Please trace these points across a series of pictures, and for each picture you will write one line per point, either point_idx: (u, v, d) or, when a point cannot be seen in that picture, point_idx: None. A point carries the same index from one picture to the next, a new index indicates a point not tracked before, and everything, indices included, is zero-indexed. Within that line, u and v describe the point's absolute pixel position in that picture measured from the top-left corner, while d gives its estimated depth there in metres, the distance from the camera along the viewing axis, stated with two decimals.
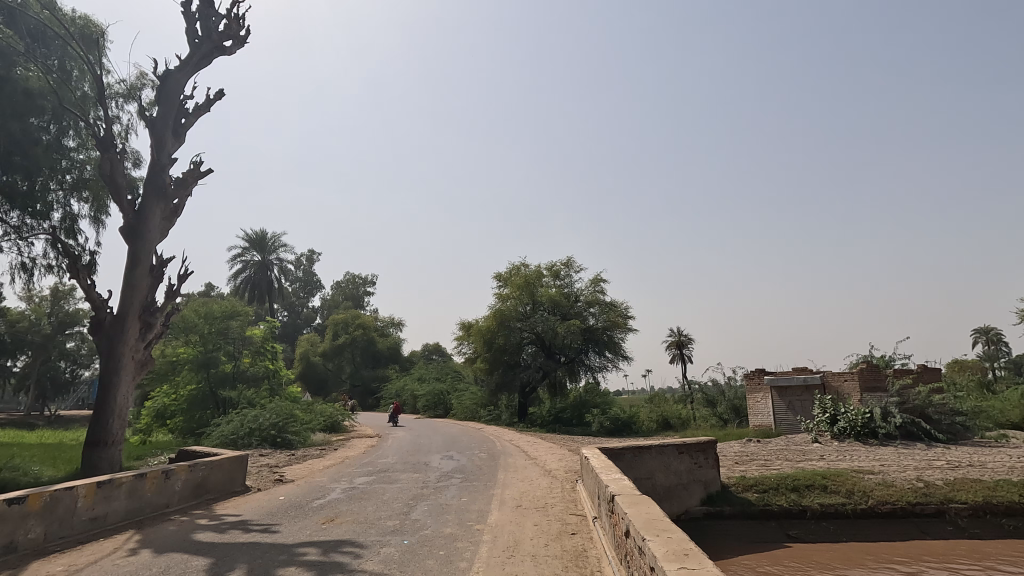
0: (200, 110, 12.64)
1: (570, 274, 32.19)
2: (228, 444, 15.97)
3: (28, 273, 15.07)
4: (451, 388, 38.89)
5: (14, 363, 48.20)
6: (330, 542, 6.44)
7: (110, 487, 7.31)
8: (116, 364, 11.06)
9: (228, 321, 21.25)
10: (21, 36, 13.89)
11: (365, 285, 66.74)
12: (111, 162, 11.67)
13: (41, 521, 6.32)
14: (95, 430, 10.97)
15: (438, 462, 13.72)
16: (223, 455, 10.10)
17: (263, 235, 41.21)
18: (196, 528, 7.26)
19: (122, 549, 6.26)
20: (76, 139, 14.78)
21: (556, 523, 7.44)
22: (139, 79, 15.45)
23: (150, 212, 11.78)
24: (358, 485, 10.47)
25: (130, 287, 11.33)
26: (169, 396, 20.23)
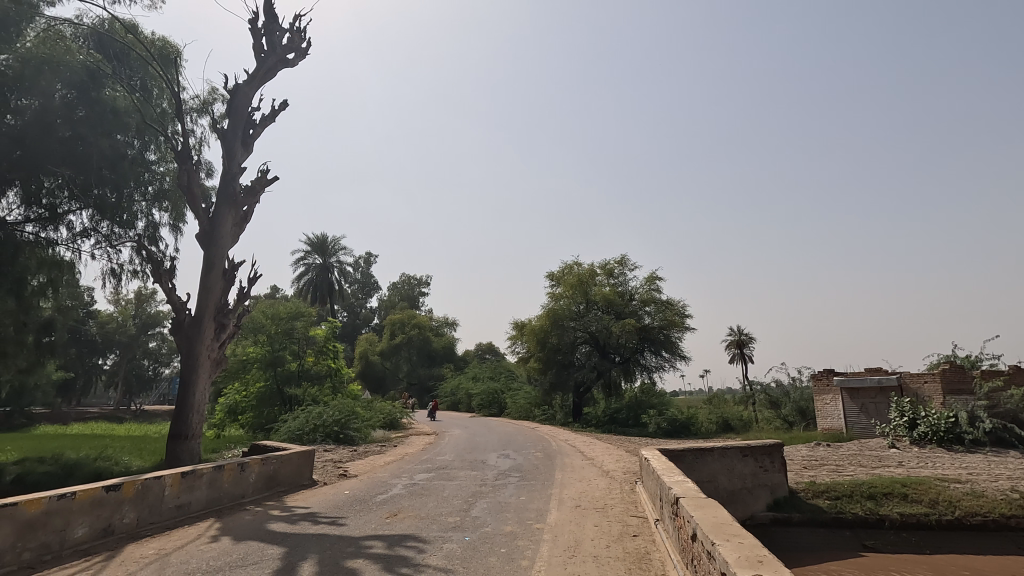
0: (266, 120, 13.27)
1: (624, 273, 31.79)
2: (294, 439, 16.70)
3: (117, 278, 16.33)
4: (505, 388, 39.14)
5: (104, 361, 52.36)
6: (395, 536, 6.62)
7: (193, 477, 7.80)
8: (195, 363, 11.81)
9: (292, 322, 22.28)
10: (110, 61, 15.22)
11: (420, 286, 68.16)
12: (188, 173, 12.45)
13: (134, 507, 6.82)
14: (177, 424, 11.74)
15: (495, 460, 13.84)
16: (291, 449, 10.57)
17: (324, 238, 42.89)
18: (269, 518, 7.63)
19: (204, 535, 6.67)
20: (156, 152, 16.07)
21: (617, 524, 7.34)
22: (211, 94, 16.44)
23: (223, 218, 12.49)
24: (419, 482, 10.71)
25: (206, 290, 12.05)
26: (240, 393, 21.41)
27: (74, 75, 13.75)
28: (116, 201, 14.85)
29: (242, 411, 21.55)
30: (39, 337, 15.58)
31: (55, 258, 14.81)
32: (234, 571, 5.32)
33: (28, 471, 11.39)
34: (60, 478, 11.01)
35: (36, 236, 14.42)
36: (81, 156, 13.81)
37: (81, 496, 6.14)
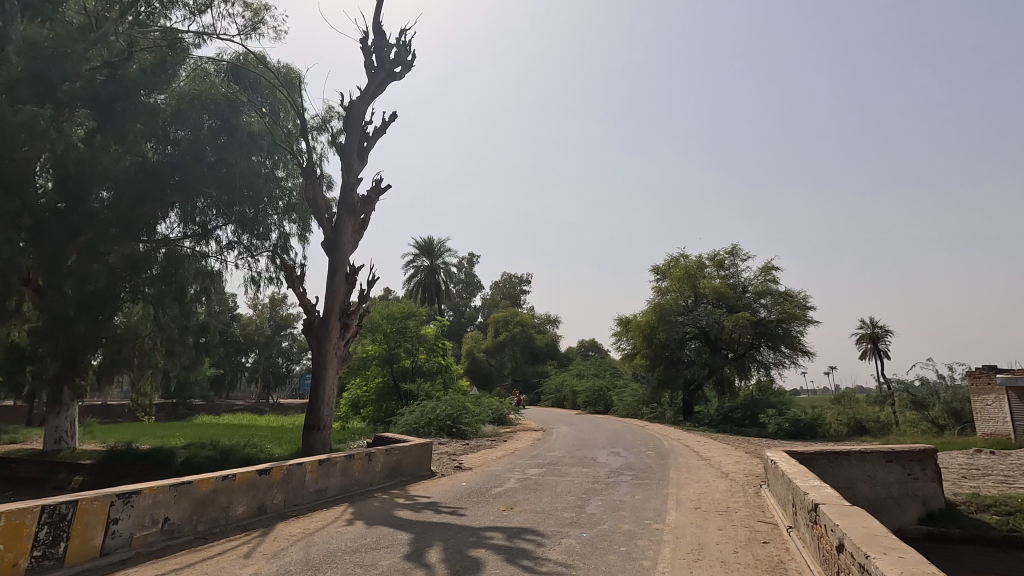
0: (378, 132, 14.11)
1: (736, 263, 30.10)
2: (412, 432, 17.66)
3: (256, 285, 18.26)
4: (610, 385, 38.58)
5: (247, 359, 58.97)
6: (513, 529, 6.74)
7: (329, 464, 8.50)
8: (324, 360, 12.89)
9: (406, 321, 23.63)
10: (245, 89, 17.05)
11: (521, 284, 69.14)
12: (313, 186, 13.54)
13: (282, 490, 7.57)
14: (311, 416, 12.86)
15: (606, 458, 13.67)
16: (411, 441, 11.19)
17: (431, 241, 44.92)
18: (395, 506, 8.12)
19: (341, 519, 7.24)
20: (285, 169, 17.43)
21: (744, 529, 6.91)
22: (329, 112, 17.83)
23: (344, 226, 13.50)
24: (531, 477, 10.85)
25: (331, 293, 13.10)
26: (361, 388, 23.03)
27: (217, 105, 15.56)
28: (254, 215, 16.44)
29: (363, 405, 23.17)
30: (198, 339, 17.95)
31: (207, 269, 17.04)
32: (369, 553, 5.70)
33: (194, 455, 13.08)
34: (219, 462, 12.52)
35: (192, 250, 16.56)
36: (225, 176, 15.58)
37: (240, 477, 6.94)
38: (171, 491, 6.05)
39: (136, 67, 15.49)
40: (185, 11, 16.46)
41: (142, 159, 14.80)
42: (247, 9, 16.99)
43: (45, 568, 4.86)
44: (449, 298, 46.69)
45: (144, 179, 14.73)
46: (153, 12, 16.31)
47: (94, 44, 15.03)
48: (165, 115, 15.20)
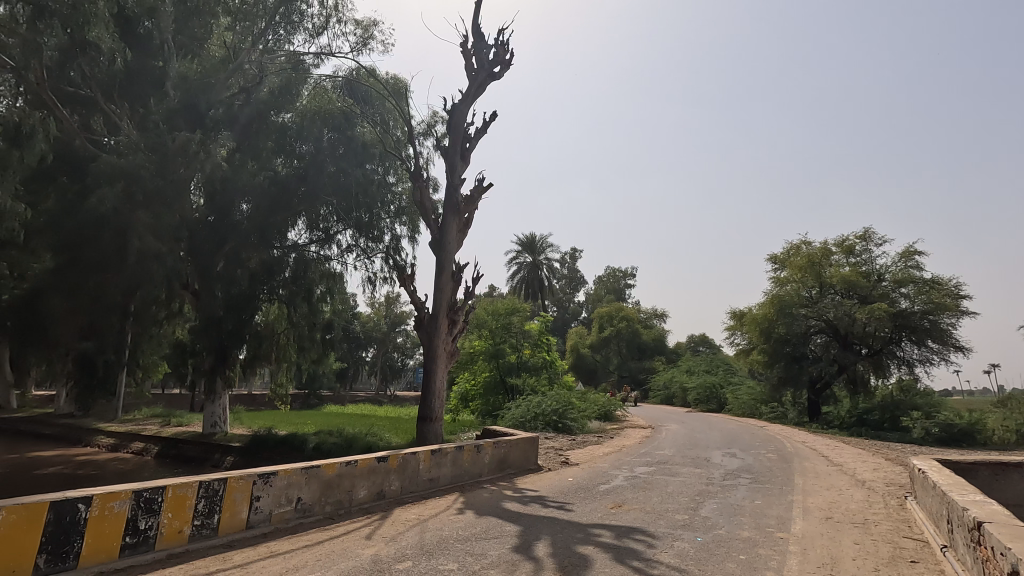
0: (480, 133, 14.45)
1: (869, 249, 27.15)
2: (518, 426, 17.94)
3: (373, 285, 19.55)
4: (724, 382, 36.46)
5: (366, 353, 63.58)
6: (622, 527, 6.58)
7: (441, 455, 8.84)
8: (434, 354, 13.48)
9: (511, 317, 24.09)
10: (359, 103, 18.33)
11: (625, 278, 67.56)
12: (420, 189, 14.10)
13: (398, 477, 8.01)
14: (423, 407, 13.48)
15: (721, 459, 12.92)
16: (518, 435, 11.34)
17: (533, 238, 45.27)
18: (504, 498, 8.26)
19: (452, 507, 7.51)
20: (395, 175, 18.53)
21: (886, 545, 6.16)
22: (433, 117, 18.60)
23: (449, 226, 13.99)
24: (640, 475, 10.55)
25: (439, 290, 13.63)
26: (470, 382, 23.76)
27: (334, 118, 16.67)
28: (369, 220, 17.53)
29: (472, 399, 23.88)
30: (324, 335, 19.11)
31: (330, 271, 18.46)
32: (479, 542, 5.85)
33: (323, 441, 14.25)
34: (344, 448, 13.54)
35: (317, 254, 17.99)
36: (343, 185, 16.77)
37: (361, 463, 7.43)
38: (303, 473, 6.63)
39: (267, 90, 17.38)
40: (306, 35, 18.04)
41: (274, 173, 16.47)
42: (358, 26, 18.21)
43: (204, 536, 5.56)
44: (552, 294, 46.83)
45: (276, 191, 16.40)
46: (278, 38, 18.14)
47: (233, 73, 17.29)
48: (291, 132, 16.65)
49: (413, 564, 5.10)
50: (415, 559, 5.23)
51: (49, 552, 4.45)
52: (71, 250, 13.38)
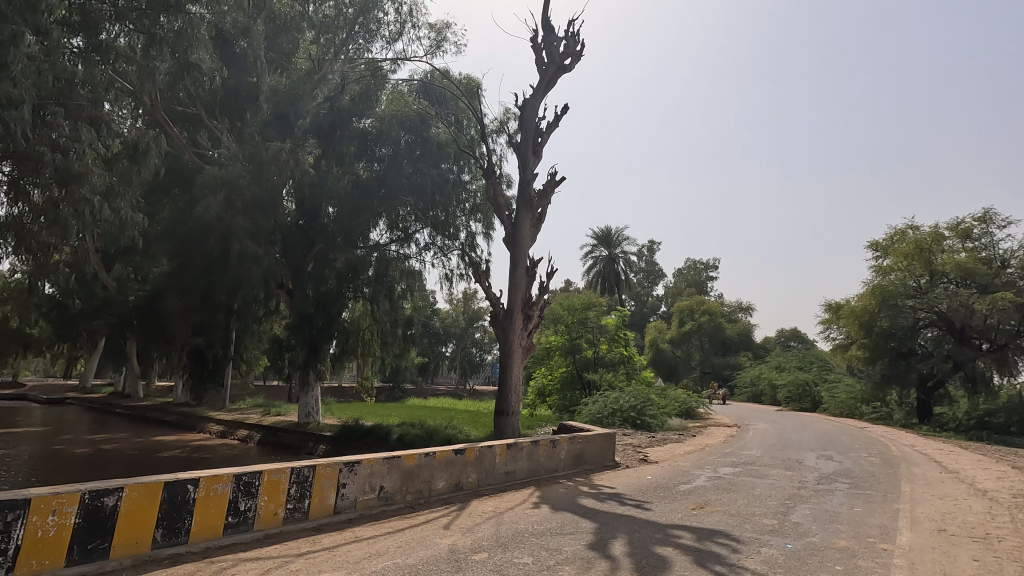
0: (552, 127, 14.36)
1: (991, 232, 24.31)
2: (596, 422, 17.72)
3: (450, 281, 20.04)
4: (818, 379, 34.03)
5: (446, 348, 65.47)
6: (704, 530, 6.30)
7: (516, 449, 8.90)
8: (510, 350, 13.60)
9: (586, 312, 23.95)
10: (433, 104, 18.55)
11: (707, 270, 64.80)
12: (493, 186, 14.23)
13: (475, 469, 8.16)
14: (500, 402, 13.63)
15: (815, 462, 12.06)
16: (594, 431, 11.19)
17: (608, 231, 44.47)
18: (580, 494, 8.19)
19: (528, 501, 7.54)
20: (469, 173, 18.60)
21: (1013, 565, 5.47)
22: (505, 114, 18.69)
23: (522, 221, 14.04)
24: (724, 475, 10.08)
25: (513, 286, 13.74)
26: (547, 377, 23.60)
27: (411, 121, 17.21)
28: (446, 218, 17.95)
29: (548, 394, 23.86)
30: (406, 331, 19.74)
31: (409, 269, 19.10)
32: (555, 537, 5.83)
33: (405, 432, 14.79)
34: (425, 440, 13.99)
35: (397, 253, 18.59)
36: (420, 185, 17.30)
37: (439, 455, 7.63)
38: (385, 463, 6.92)
39: (348, 98, 18.01)
40: (383, 43, 18.71)
41: (356, 177, 17.28)
42: (431, 30, 18.68)
43: (296, 519, 5.96)
44: (629, 288, 45.82)
45: (359, 194, 17.12)
46: (358, 47, 18.86)
47: (318, 84, 18.33)
48: (371, 136, 17.34)
49: (488, 556, 5.16)
50: (491, 551, 5.29)
51: (164, 527, 4.97)
52: (184, 255, 14.99)
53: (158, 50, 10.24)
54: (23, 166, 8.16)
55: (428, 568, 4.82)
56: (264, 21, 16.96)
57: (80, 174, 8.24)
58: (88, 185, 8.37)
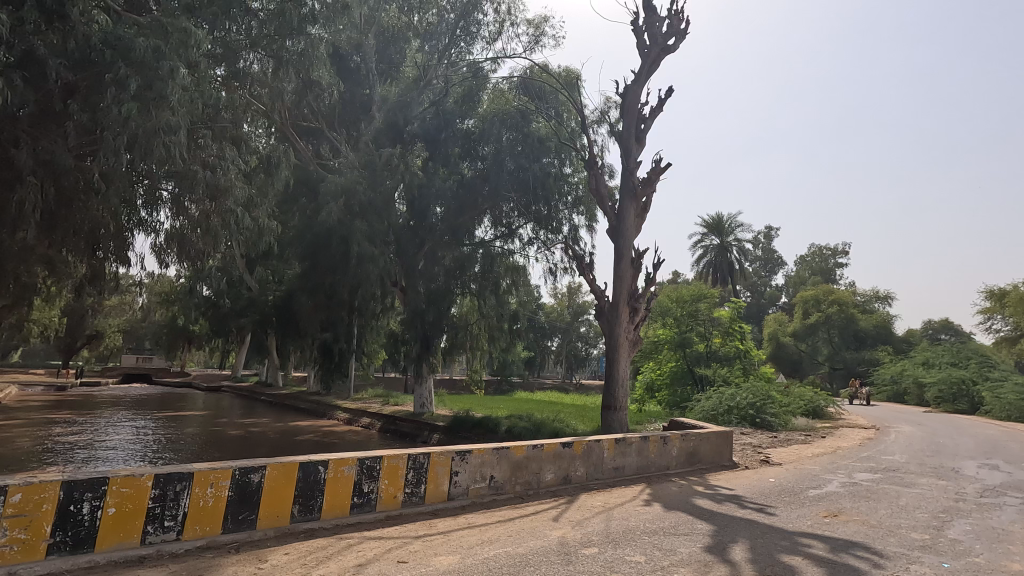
0: (655, 112, 13.79)
1: None
2: (709, 419, 16.84)
3: (554, 275, 20.07)
4: (977, 377, 29.64)
5: (552, 343, 66.05)
6: (839, 540, 5.72)
7: (626, 444, 8.68)
8: (616, 344, 13.30)
9: (697, 304, 22.73)
10: (534, 99, 18.47)
11: (835, 256, 58.97)
12: (595, 176, 13.95)
13: (583, 463, 8.09)
14: (607, 396, 13.34)
15: (975, 471, 10.50)
16: (709, 428, 10.61)
17: (720, 218, 42.01)
18: (694, 493, 7.81)
19: (639, 499, 7.33)
20: (571, 166, 18.34)
21: None
22: (606, 103, 18.28)
23: (627, 211, 13.65)
24: (862, 482, 9.09)
25: (619, 278, 13.44)
26: (655, 372, 22.91)
27: (512, 118, 17.38)
28: (548, 212, 17.98)
29: (658, 388, 23.07)
30: (512, 325, 20.21)
31: (514, 264, 19.41)
32: (669, 537, 5.61)
33: (513, 424, 15.05)
34: (533, 432, 14.15)
35: (502, 248, 19.08)
36: (523, 181, 17.42)
37: (547, 448, 7.65)
38: (494, 453, 7.08)
39: (452, 101, 18.72)
40: (483, 44, 19.14)
41: (461, 176, 17.83)
42: (530, 26, 18.77)
43: (414, 503, 6.28)
44: (744, 278, 43.02)
45: (464, 193, 17.98)
46: (459, 51, 19.33)
47: (424, 90, 19.19)
48: (474, 136, 17.92)
49: (599, 551, 5.08)
50: (602, 547, 5.21)
51: (301, 503, 5.47)
52: (312, 257, 16.66)
53: (285, 71, 11.26)
54: (180, 185, 9.32)
55: (539, 558, 4.85)
56: (375, 35, 18.12)
57: (225, 188, 9.28)
58: (232, 198, 9.40)
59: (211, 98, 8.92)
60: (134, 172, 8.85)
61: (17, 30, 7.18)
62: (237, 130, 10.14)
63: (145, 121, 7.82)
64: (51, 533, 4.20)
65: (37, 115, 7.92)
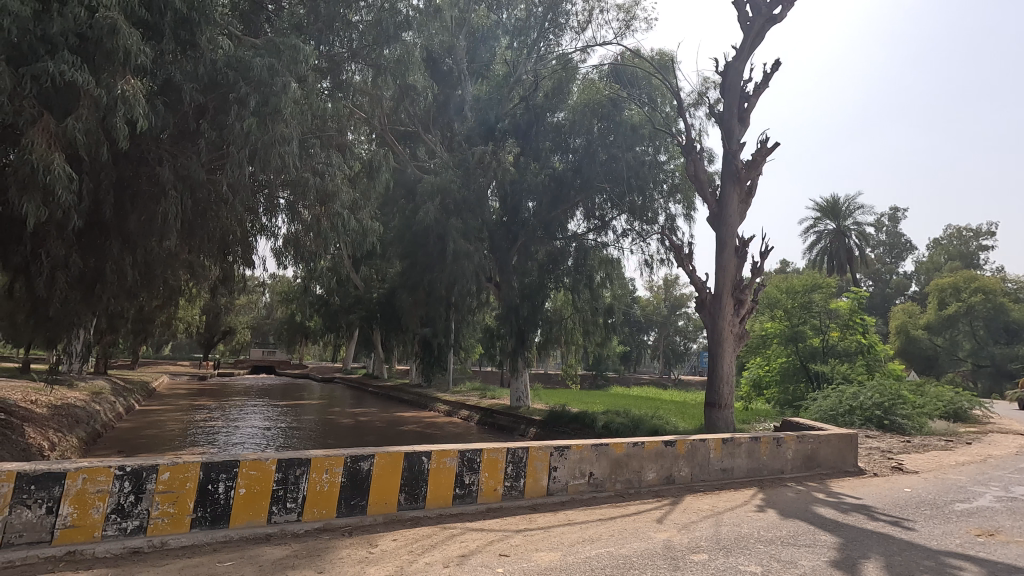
0: (760, 88, 12.82)
1: None
2: (828, 420, 15.36)
3: (650, 267, 19.43)
4: None
5: (648, 337, 64.29)
6: (998, 564, 4.95)
7: (734, 445, 8.15)
8: (720, 338, 12.56)
9: (811, 295, 20.95)
10: (626, 86, 17.89)
11: (978, 237, 51.82)
12: (693, 161, 13.18)
13: (687, 463, 7.71)
14: (711, 393, 12.59)
15: None
16: (829, 430, 9.69)
17: (835, 200, 38.37)
18: (815, 501, 7.15)
19: (752, 504, 6.84)
20: (667, 153, 17.63)
21: None
22: (703, 84, 17.33)
23: (730, 197, 12.82)
24: (1022, 496, 7.85)
25: (721, 268, 12.68)
26: (763, 368, 21.46)
27: (603, 108, 17.00)
28: (643, 203, 17.39)
29: (767, 386, 21.49)
30: (607, 319, 19.60)
31: (608, 257, 19.03)
32: (788, 548, 5.16)
33: (611, 420, 14.74)
34: (632, 429, 13.78)
35: (595, 241, 18.81)
36: (616, 171, 17.11)
37: (649, 446, 7.37)
38: (594, 449, 6.92)
39: (542, 95, 18.69)
40: (572, 34, 18.86)
41: (553, 169, 17.77)
42: (621, 10, 18.19)
43: (514, 496, 6.31)
44: (865, 265, 39.04)
45: (556, 186, 17.89)
46: (549, 44, 19.06)
47: (514, 86, 19.27)
48: (565, 129, 17.82)
49: (709, 558, 4.79)
50: (712, 554, 4.90)
51: (407, 491, 5.68)
52: (412, 255, 17.43)
53: (383, 79, 11.82)
54: (294, 193, 10.08)
55: (644, 561, 4.65)
56: (466, 36, 18.46)
57: (333, 193, 9.92)
58: (339, 202, 10.02)
59: (318, 109, 9.52)
60: (256, 183, 9.66)
61: (158, 61, 8.03)
62: (342, 138, 10.78)
63: (263, 135, 8.50)
64: (194, 509, 4.68)
65: (176, 135, 8.82)
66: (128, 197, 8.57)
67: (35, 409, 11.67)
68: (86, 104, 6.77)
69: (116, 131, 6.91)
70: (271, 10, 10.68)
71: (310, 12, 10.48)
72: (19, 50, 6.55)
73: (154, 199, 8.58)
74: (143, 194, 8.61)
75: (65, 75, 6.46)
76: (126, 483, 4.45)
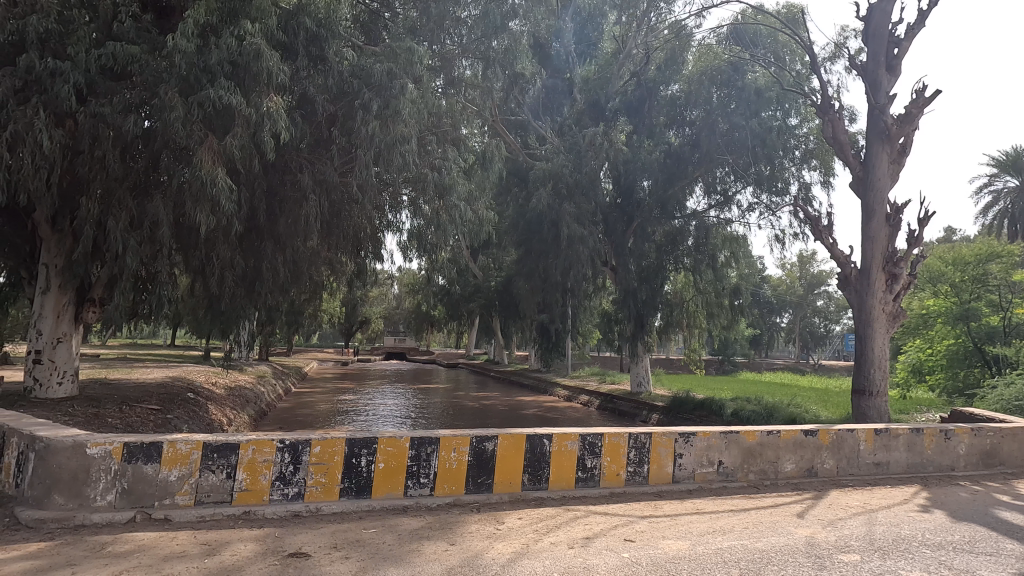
0: (914, 30, 11.10)
1: None
2: (1013, 411, 13.05)
3: (781, 242, 17.92)
4: None
5: (781, 318, 59.48)
6: None
7: (888, 437, 7.25)
8: (869, 317, 11.19)
9: (986, 265, 18.18)
10: (748, 47, 16.46)
11: None
12: (831, 122, 11.74)
13: (832, 455, 7.02)
14: (858, 378, 11.29)
15: None
16: (1014, 423, 8.26)
17: (1018, 150, 32.20)
18: (995, 503, 6.15)
19: (914, 503, 6.07)
20: (798, 116, 16.06)
21: None
22: (841, 35, 15.46)
23: (877, 157, 11.33)
24: None
25: (870, 239, 11.29)
26: (923, 351, 18.88)
27: (722, 74, 15.87)
28: (771, 172, 16.01)
29: (930, 372, 18.77)
30: (733, 301, 18.38)
31: (732, 234, 17.86)
32: (962, 555, 4.51)
33: (741, 407, 13.87)
34: (765, 418, 12.80)
35: (717, 218, 17.68)
36: (738, 141, 15.99)
37: (785, 435, 6.82)
38: (723, 437, 6.57)
39: (655, 67, 17.76)
40: None
41: (668, 145, 17.04)
42: None
43: (638, 482, 6.19)
44: None
45: (672, 163, 17.08)
46: (660, 13, 17.90)
47: (623, 62, 18.61)
48: (681, 101, 16.95)
49: (862, 560, 4.33)
50: (866, 555, 4.43)
51: (530, 473, 5.82)
52: (527, 242, 17.69)
53: (493, 70, 12.06)
54: (415, 189, 10.67)
55: (783, 557, 4.33)
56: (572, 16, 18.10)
57: (450, 185, 10.31)
58: (455, 193, 10.38)
59: (433, 107, 9.95)
60: (382, 182, 10.36)
61: (295, 77, 8.92)
62: (457, 132, 11.14)
63: (386, 137, 9.06)
64: (342, 479, 5.20)
65: (313, 144, 9.67)
66: (277, 203, 9.59)
67: (216, 391, 13.71)
68: (240, 123, 7.66)
69: (264, 145, 7.76)
70: (387, 17, 11.17)
71: (422, 14, 10.90)
72: (188, 82, 7.59)
73: (297, 203, 9.50)
74: (289, 200, 9.56)
75: (222, 99, 7.36)
76: (286, 454, 5.07)
